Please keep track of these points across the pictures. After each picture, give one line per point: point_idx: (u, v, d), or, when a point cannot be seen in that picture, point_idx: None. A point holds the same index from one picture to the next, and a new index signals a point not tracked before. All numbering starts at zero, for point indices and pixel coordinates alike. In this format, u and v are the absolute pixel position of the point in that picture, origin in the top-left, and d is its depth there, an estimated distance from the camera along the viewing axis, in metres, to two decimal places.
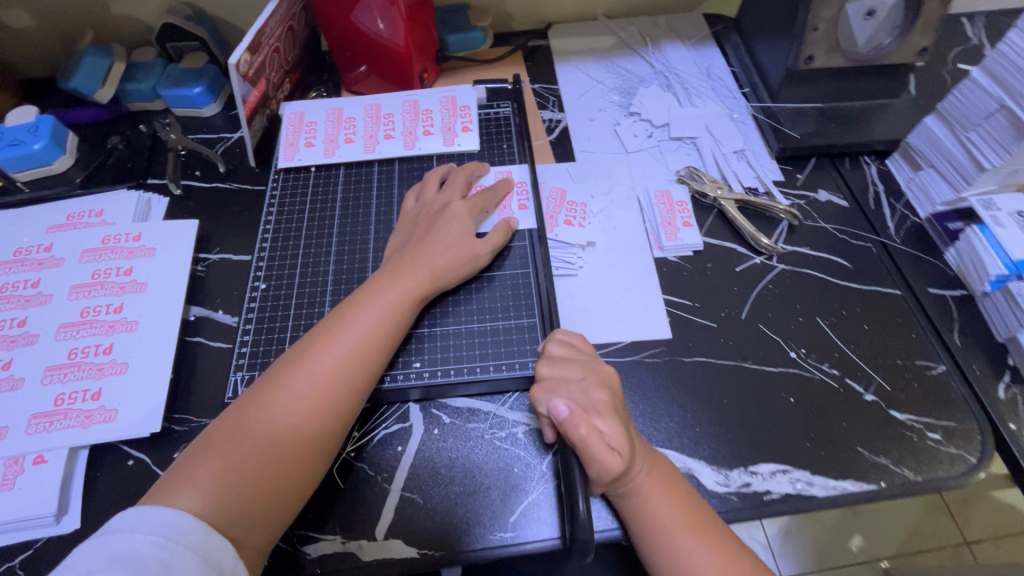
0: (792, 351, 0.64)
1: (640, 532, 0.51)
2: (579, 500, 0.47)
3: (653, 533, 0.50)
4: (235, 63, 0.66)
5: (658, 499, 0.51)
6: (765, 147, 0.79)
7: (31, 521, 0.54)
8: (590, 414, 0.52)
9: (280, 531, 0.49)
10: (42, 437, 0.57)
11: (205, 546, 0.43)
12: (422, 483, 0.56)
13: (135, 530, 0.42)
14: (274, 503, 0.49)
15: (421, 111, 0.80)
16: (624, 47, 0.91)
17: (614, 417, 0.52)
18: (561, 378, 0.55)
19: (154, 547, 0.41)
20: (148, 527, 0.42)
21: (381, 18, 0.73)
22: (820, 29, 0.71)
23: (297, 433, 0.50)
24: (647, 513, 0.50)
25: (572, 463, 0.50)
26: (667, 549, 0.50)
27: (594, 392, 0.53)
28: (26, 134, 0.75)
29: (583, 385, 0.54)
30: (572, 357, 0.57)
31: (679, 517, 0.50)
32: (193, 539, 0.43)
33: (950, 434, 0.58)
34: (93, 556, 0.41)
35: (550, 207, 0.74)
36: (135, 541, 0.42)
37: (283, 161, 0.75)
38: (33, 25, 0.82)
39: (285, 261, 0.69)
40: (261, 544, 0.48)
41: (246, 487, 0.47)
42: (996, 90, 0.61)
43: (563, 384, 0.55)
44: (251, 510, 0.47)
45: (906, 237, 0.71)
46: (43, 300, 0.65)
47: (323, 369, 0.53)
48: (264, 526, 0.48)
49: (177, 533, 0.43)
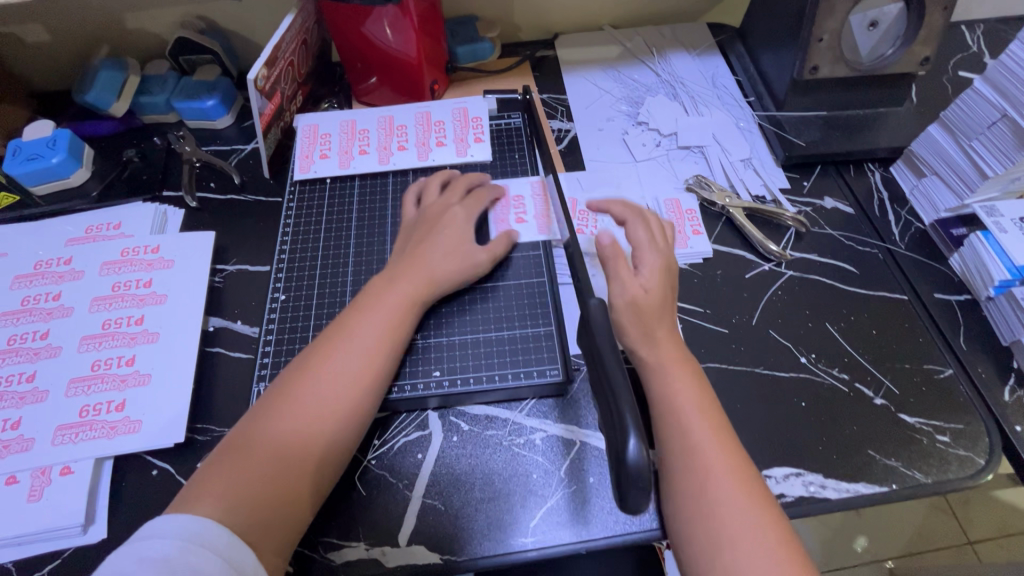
0: (803, 356, 0.65)
1: (659, 409, 0.55)
2: (630, 438, 0.40)
3: (670, 409, 0.54)
4: (253, 78, 0.67)
5: (682, 386, 0.55)
6: (771, 155, 0.81)
7: (59, 532, 0.54)
8: (636, 256, 0.62)
9: (297, 535, 0.50)
10: (68, 448, 0.58)
11: (227, 548, 0.44)
12: (443, 490, 0.58)
13: (161, 535, 0.43)
14: (288, 509, 0.49)
15: (434, 123, 0.81)
16: (630, 56, 0.93)
17: (661, 275, 0.61)
18: (630, 226, 0.65)
19: (180, 550, 0.42)
20: (172, 530, 0.43)
21: (391, 29, 0.74)
22: (825, 39, 0.72)
23: (305, 441, 0.51)
24: (670, 392, 0.55)
25: (622, 396, 0.42)
26: (679, 430, 0.53)
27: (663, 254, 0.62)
28: (42, 148, 0.76)
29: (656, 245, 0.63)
30: (627, 213, 0.66)
31: (700, 410, 0.54)
32: (216, 542, 0.44)
33: (959, 436, 0.60)
34: (123, 560, 0.41)
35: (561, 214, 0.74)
36: (161, 546, 0.42)
37: (299, 174, 0.77)
38: (50, 41, 0.83)
39: (304, 272, 0.70)
40: (279, 546, 0.48)
41: (261, 494, 0.48)
42: (998, 99, 0.63)
43: (628, 221, 0.65)
44: (266, 516, 0.47)
45: (911, 244, 0.73)
46: (64, 313, 0.66)
47: (326, 378, 0.54)
48: (282, 529, 0.48)
49: (200, 537, 0.43)
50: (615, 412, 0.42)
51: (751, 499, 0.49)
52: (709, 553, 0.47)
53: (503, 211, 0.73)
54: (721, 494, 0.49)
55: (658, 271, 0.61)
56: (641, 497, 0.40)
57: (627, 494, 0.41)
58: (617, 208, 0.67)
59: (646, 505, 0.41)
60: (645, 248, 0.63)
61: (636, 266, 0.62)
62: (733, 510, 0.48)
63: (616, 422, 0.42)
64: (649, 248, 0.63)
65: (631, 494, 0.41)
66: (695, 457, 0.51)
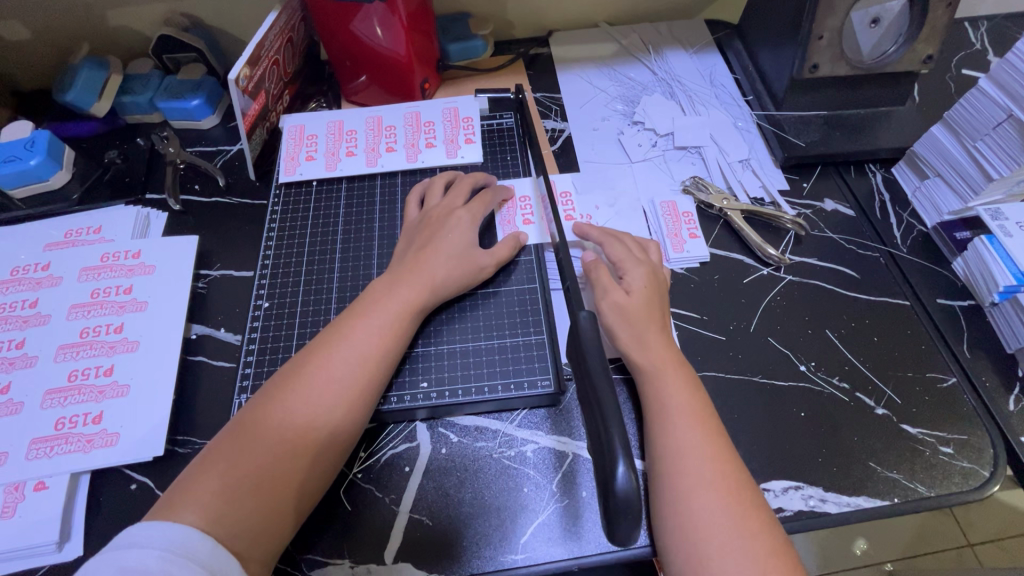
0: (802, 364, 0.63)
1: (652, 411, 0.54)
2: (618, 464, 0.39)
3: (660, 410, 0.53)
4: (235, 77, 0.65)
5: (676, 388, 0.54)
6: (770, 156, 0.79)
7: (32, 550, 0.52)
8: (620, 270, 0.62)
9: (285, 543, 0.48)
10: (43, 462, 0.56)
11: (212, 559, 0.42)
12: (431, 504, 0.56)
13: (143, 543, 0.41)
14: (275, 518, 0.47)
15: (423, 123, 0.79)
16: (626, 54, 0.91)
17: (647, 289, 0.60)
18: (612, 241, 0.65)
19: (163, 562, 0.40)
20: (155, 539, 0.41)
21: (380, 26, 0.72)
22: (825, 37, 0.70)
23: (295, 447, 0.49)
24: (663, 395, 0.53)
25: (611, 419, 0.41)
26: (669, 433, 0.51)
27: (644, 265, 0.62)
28: (21, 150, 0.73)
29: (636, 258, 0.63)
30: (605, 231, 0.66)
31: (695, 414, 0.52)
32: (200, 552, 0.42)
33: (962, 448, 0.58)
34: (103, 570, 0.39)
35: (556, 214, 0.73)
36: (143, 556, 0.40)
37: (285, 176, 0.75)
38: (30, 39, 0.81)
39: (289, 278, 0.68)
40: (265, 556, 0.46)
41: (250, 501, 0.46)
42: (1004, 99, 0.61)
43: (610, 237, 0.65)
44: (255, 522, 0.46)
45: (913, 247, 0.71)
46: (41, 321, 0.64)
47: (320, 383, 0.52)
48: (268, 539, 0.47)
49: (183, 546, 0.42)
50: (603, 436, 0.41)
51: (739, 506, 0.47)
52: (691, 559, 0.46)
53: (510, 212, 0.72)
54: (714, 502, 0.47)
55: (642, 282, 0.60)
56: (632, 528, 0.39)
57: (616, 524, 0.39)
58: (595, 228, 0.67)
59: (637, 536, 0.39)
60: (627, 261, 0.62)
61: (622, 278, 0.61)
62: (718, 516, 0.46)
63: (605, 446, 0.40)
64: (631, 261, 0.62)
65: (620, 524, 0.39)
66: (682, 461, 0.49)
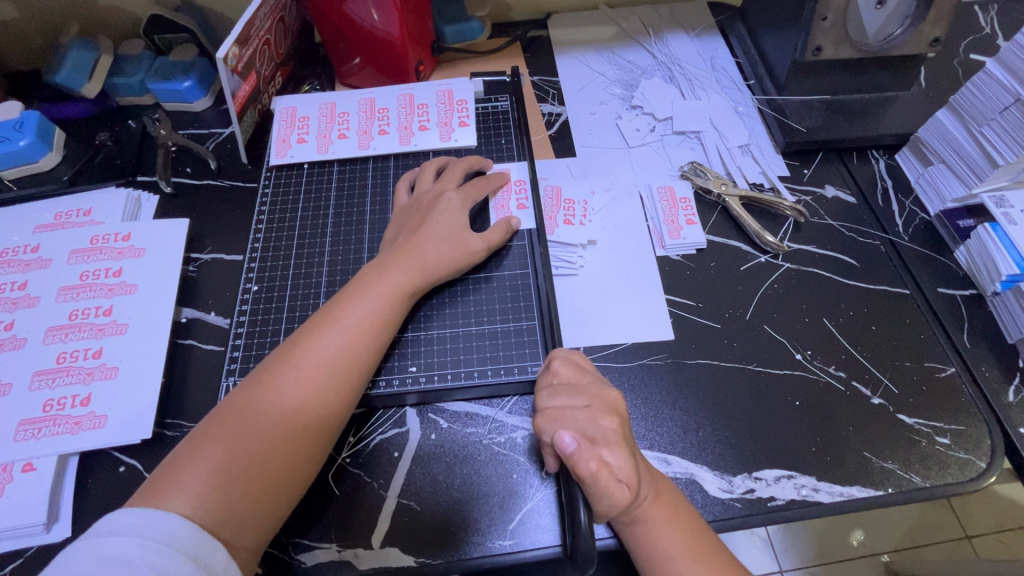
0: (798, 352, 0.62)
1: (642, 559, 0.49)
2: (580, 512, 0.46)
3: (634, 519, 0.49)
4: (223, 57, 0.64)
5: (665, 528, 0.49)
6: (770, 142, 0.77)
7: (21, 530, 0.52)
8: (597, 445, 0.49)
9: (273, 530, 0.48)
10: (31, 444, 0.56)
11: (197, 548, 0.42)
12: (420, 489, 0.55)
13: (126, 533, 0.41)
14: (262, 502, 0.47)
15: (417, 106, 0.78)
16: (626, 37, 0.89)
17: (622, 448, 0.49)
18: (565, 407, 0.51)
19: (146, 551, 0.40)
20: (136, 528, 0.41)
21: (375, 7, 0.71)
22: (829, 18, 0.68)
23: (284, 430, 0.49)
24: (654, 541, 0.48)
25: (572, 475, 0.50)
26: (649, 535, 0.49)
27: (603, 420, 0.50)
28: (10, 131, 0.73)
29: (590, 414, 0.51)
30: (576, 382, 0.54)
31: (689, 547, 0.48)
32: (184, 541, 0.41)
33: (959, 438, 0.57)
34: (82, 559, 0.39)
35: (548, 207, 0.71)
36: (126, 545, 0.40)
37: (276, 159, 0.74)
38: (19, 17, 0.80)
39: (278, 263, 0.67)
40: (251, 543, 0.46)
41: (236, 488, 0.46)
42: (1012, 83, 0.60)
43: (567, 414, 0.51)
44: (241, 508, 0.46)
45: (915, 235, 0.70)
46: (30, 303, 0.64)
47: (307, 366, 0.51)
48: (253, 526, 0.46)
49: (168, 536, 0.41)
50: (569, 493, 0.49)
51: None
52: None
53: (514, 200, 0.70)
54: None
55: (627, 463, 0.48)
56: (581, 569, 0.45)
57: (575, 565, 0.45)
58: (564, 368, 0.55)
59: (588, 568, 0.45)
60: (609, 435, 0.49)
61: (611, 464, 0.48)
62: None
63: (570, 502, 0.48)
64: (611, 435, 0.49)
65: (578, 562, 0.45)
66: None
